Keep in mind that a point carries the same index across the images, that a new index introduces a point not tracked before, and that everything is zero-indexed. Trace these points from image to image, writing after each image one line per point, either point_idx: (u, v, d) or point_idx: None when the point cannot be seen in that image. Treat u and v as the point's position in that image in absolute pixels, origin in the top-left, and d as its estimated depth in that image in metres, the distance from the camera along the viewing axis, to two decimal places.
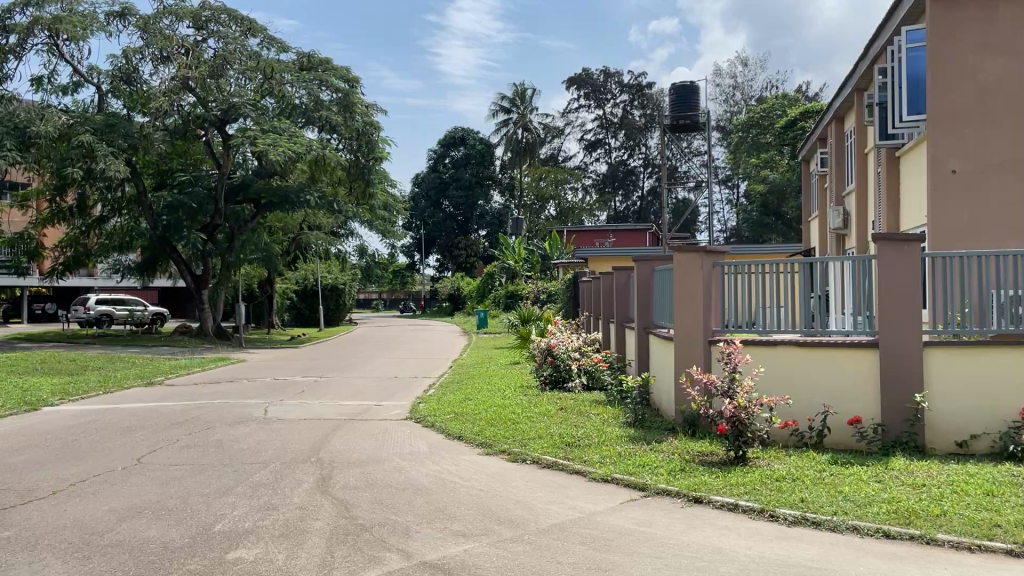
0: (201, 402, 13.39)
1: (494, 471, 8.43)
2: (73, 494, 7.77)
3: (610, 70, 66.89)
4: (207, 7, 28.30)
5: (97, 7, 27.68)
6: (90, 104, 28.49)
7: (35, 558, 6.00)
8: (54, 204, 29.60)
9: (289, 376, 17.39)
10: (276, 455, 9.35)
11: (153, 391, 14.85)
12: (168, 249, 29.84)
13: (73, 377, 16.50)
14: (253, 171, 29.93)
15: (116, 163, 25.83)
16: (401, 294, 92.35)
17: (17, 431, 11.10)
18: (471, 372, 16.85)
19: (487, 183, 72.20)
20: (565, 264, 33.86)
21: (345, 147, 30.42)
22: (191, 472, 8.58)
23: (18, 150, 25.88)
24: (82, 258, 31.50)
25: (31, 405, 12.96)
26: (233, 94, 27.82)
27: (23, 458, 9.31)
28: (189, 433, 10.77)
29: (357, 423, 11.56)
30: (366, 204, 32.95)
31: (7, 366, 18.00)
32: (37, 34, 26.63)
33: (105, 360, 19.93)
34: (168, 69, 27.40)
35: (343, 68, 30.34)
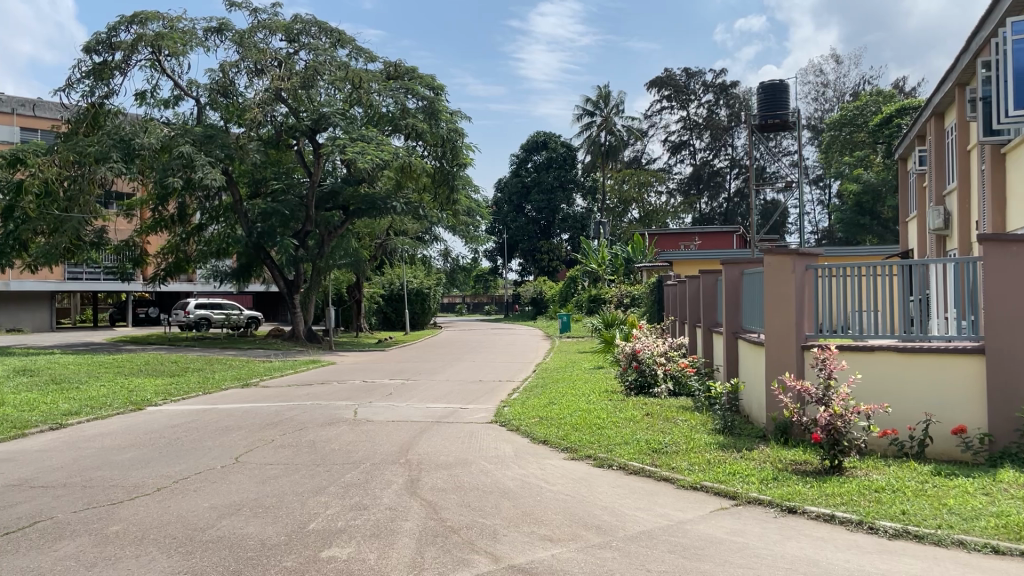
0: (294, 404, 13.79)
1: (581, 476, 8.40)
2: (175, 491, 8.11)
3: (692, 70, 66.06)
4: (299, 21, 29.19)
5: (196, 23, 28.86)
6: (190, 117, 29.82)
7: (141, 552, 6.28)
8: (158, 213, 31.05)
9: (377, 379, 17.72)
10: (367, 456, 9.55)
11: (249, 392, 15.41)
12: (262, 255, 30.59)
13: (175, 378, 17.25)
14: (342, 178, 30.50)
15: (213, 172, 26.76)
16: (485, 297, 93.28)
17: (126, 429, 11.68)
18: (555, 376, 16.85)
19: (570, 187, 72.05)
20: (650, 267, 33.52)
21: (431, 154, 30.75)
22: (286, 472, 8.84)
23: (125, 162, 27.24)
24: (183, 263, 33.02)
25: (138, 404, 13.63)
26: (323, 104, 28.52)
27: (130, 455, 9.77)
28: (283, 433, 11.12)
29: (444, 425, 11.72)
30: (451, 210, 33.29)
31: (115, 367, 19.05)
32: (141, 51, 28.00)
33: (204, 361, 20.79)
34: (262, 81, 28.42)
35: (429, 75, 30.91)
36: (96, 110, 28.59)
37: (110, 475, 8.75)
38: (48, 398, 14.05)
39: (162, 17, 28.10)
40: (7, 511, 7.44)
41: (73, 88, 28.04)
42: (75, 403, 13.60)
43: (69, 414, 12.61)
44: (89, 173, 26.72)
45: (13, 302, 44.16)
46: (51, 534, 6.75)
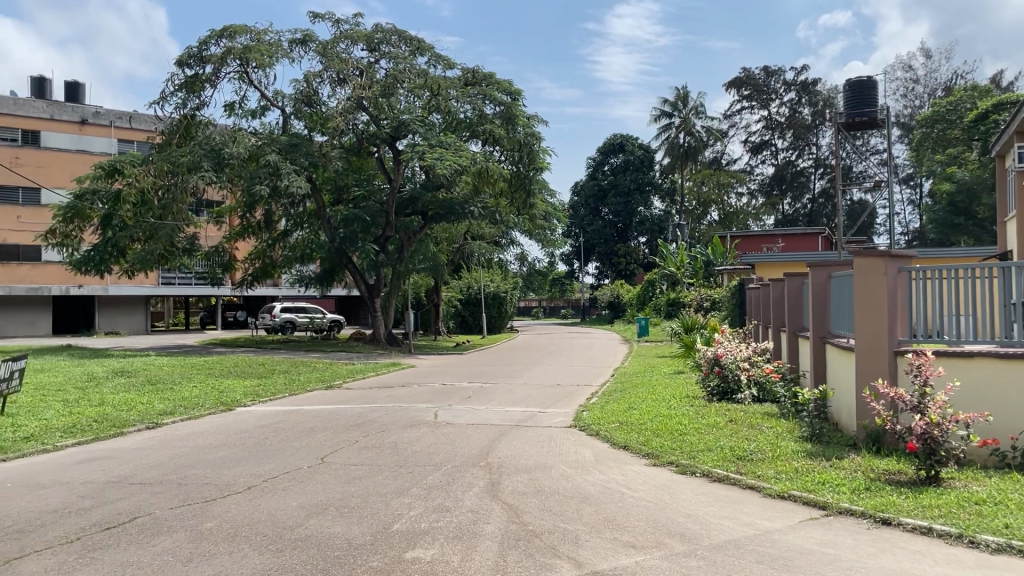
0: (376, 406, 14.02)
1: (663, 483, 8.29)
2: (265, 489, 8.35)
3: (772, 68, 64.65)
4: (380, 30, 29.77)
5: (282, 36, 29.73)
6: (276, 126, 30.74)
7: (235, 549, 6.48)
8: (246, 219, 32.05)
9: (456, 382, 17.87)
10: (448, 459, 9.64)
11: (332, 394, 15.76)
12: (344, 260, 31.27)
13: (262, 380, 17.76)
14: (421, 184, 30.80)
15: (298, 179, 27.45)
16: (562, 301, 93.19)
17: (217, 428, 12.10)
18: (634, 380, 16.68)
19: (648, 189, 71.39)
20: (731, 270, 32.90)
21: (508, 159, 30.87)
22: (370, 472, 9.00)
23: (215, 171, 28.22)
24: (269, 269, 34.10)
25: (227, 405, 14.10)
26: (403, 111, 28.95)
27: (221, 454, 10.11)
28: (366, 435, 11.31)
29: (524, 429, 11.73)
30: (527, 214, 33.35)
31: (206, 369, 19.77)
32: (230, 64, 29.02)
33: (289, 364, 21.36)
34: (344, 90, 29.08)
35: (506, 81, 31.04)
36: (188, 122, 29.78)
37: (204, 474, 9.06)
38: (144, 399, 14.66)
39: (249, 30, 29.04)
40: (109, 507, 7.79)
41: (167, 100, 29.25)
42: (169, 403, 14.16)
43: (164, 414, 13.12)
44: (182, 182, 27.87)
45: (111, 306, 46.32)
46: (148, 531, 7.03)
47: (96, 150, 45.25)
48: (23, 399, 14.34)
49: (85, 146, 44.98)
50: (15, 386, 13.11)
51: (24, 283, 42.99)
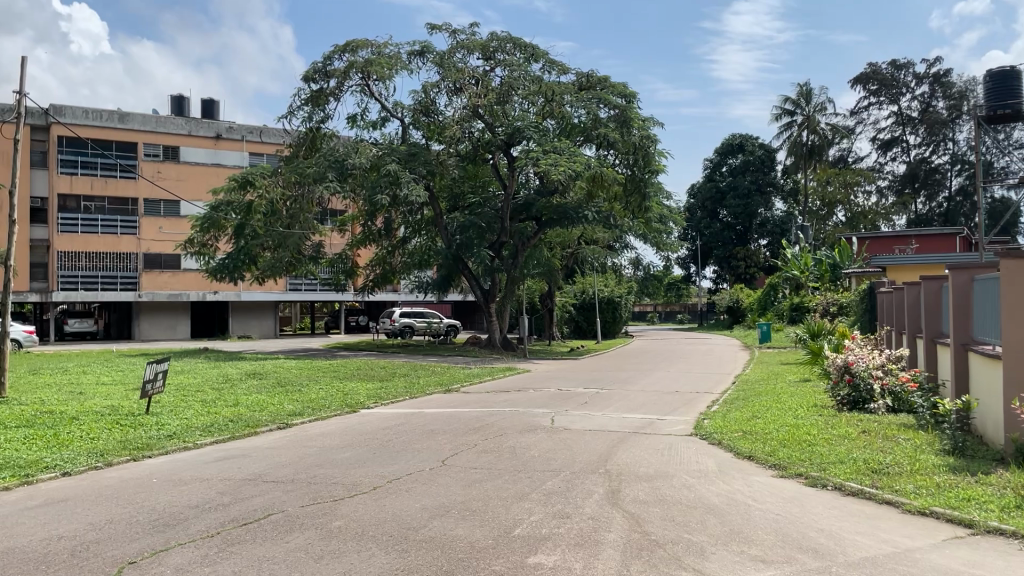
0: (495, 410, 14.16)
1: (791, 495, 7.99)
2: (390, 490, 8.57)
3: (901, 61, 61.60)
4: (495, 38, 30.17)
5: (401, 48, 30.53)
6: (395, 137, 31.63)
7: (362, 548, 6.68)
8: (367, 227, 32.98)
9: (572, 387, 17.82)
10: (567, 465, 9.61)
11: (451, 398, 16.03)
12: (460, 265, 31.77)
13: (384, 383, 18.27)
14: (535, 190, 30.90)
15: (417, 188, 28.11)
16: (678, 305, 91.67)
17: (342, 430, 12.50)
18: (756, 388, 16.15)
19: (769, 190, 69.28)
20: (860, 272, 31.43)
21: (622, 162, 30.59)
22: (490, 476, 9.09)
23: (339, 181, 29.32)
24: (389, 275, 35.06)
25: (352, 407, 14.57)
26: (517, 118, 29.10)
27: (347, 455, 10.43)
28: (485, 438, 11.45)
29: (643, 437, 11.57)
30: (642, 218, 32.94)
31: (331, 372, 20.51)
32: (352, 77, 30.10)
33: (410, 367, 21.90)
34: (460, 99, 29.71)
35: (621, 83, 30.78)
36: (314, 134, 31.13)
37: (332, 473, 9.38)
38: (274, 400, 15.33)
39: (370, 44, 29.97)
40: (244, 503, 8.18)
41: (294, 114, 30.58)
42: (298, 405, 14.77)
43: (292, 415, 13.68)
44: (308, 193, 29.19)
45: (243, 311, 48.83)
46: (281, 527, 7.33)
47: (230, 163, 47.83)
48: (166, 399, 15.26)
49: (221, 160, 47.64)
50: (159, 387, 13.97)
51: (165, 289, 45.90)
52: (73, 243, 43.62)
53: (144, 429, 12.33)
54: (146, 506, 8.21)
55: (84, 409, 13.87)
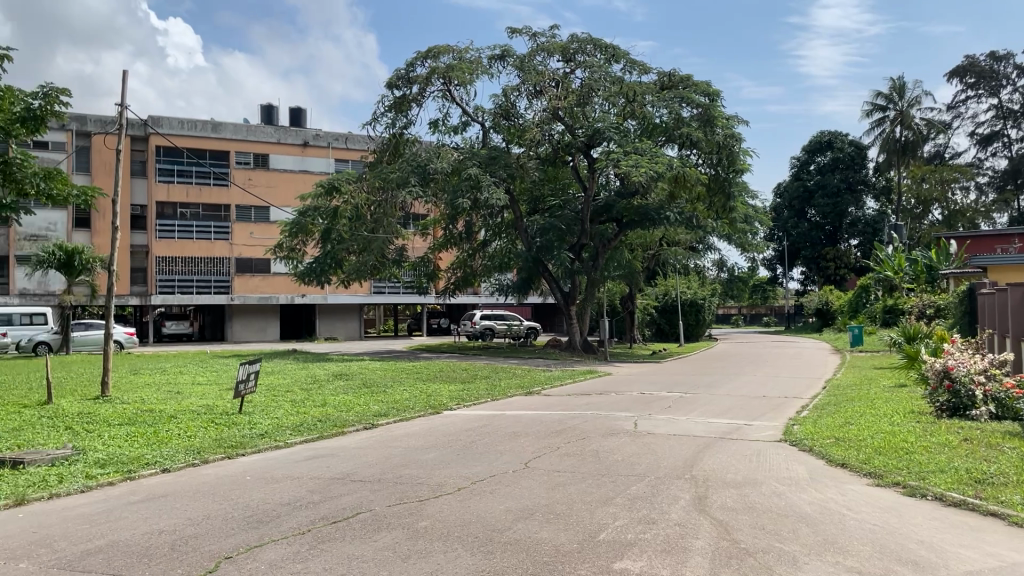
0: (577, 413, 14.11)
1: (888, 505, 7.68)
2: (474, 491, 8.62)
3: (1001, 52, 58.72)
4: (575, 40, 30.16)
5: (481, 53, 30.80)
6: (476, 141, 31.91)
7: (448, 549, 6.74)
8: (448, 231, 33.35)
9: (655, 391, 17.61)
10: (651, 469, 9.49)
11: (533, 400, 16.06)
12: (541, 267, 31.84)
13: (466, 385, 18.44)
14: (616, 191, 30.70)
15: (497, 191, 28.24)
16: (763, 308, 89.64)
17: (427, 430, 12.67)
18: (848, 394, 15.62)
19: (860, 188, 67.07)
20: (959, 273, 30.12)
21: (706, 162, 30.07)
22: (574, 479, 9.05)
23: (421, 185, 29.74)
24: (469, 278, 35.37)
25: (435, 408, 14.75)
26: (598, 119, 28.95)
27: (432, 456, 10.55)
28: (567, 441, 11.42)
29: (729, 442, 11.32)
30: (726, 219, 32.30)
31: (415, 373, 20.84)
32: (434, 83, 30.53)
33: (491, 369, 22.02)
34: (541, 102, 29.74)
35: (704, 82, 30.28)
36: (397, 140, 31.71)
37: (417, 474, 9.52)
38: (361, 401, 15.65)
39: (451, 50, 30.32)
40: (333, 502, 8.37)
41: (378, 121, 31.22)
42: (383, 405, 15.04)
43: (378, 415, 13.94)
44: (392, 198, 29.76)
45: (329, 313, 50.07)
46: (369, 526, 7.46)
47: (316, 170, 49.15)
48: (258, 399, 15.76)
49: (308, 167, 49.05)
50: (251, 387, 14.43)
51: (255, 293, 47.50)
52: (170, 249, 45.57)
53: (237, 428, 12.75)
54: (240, 503, 8.49)
55: (182, 408, 14.45)
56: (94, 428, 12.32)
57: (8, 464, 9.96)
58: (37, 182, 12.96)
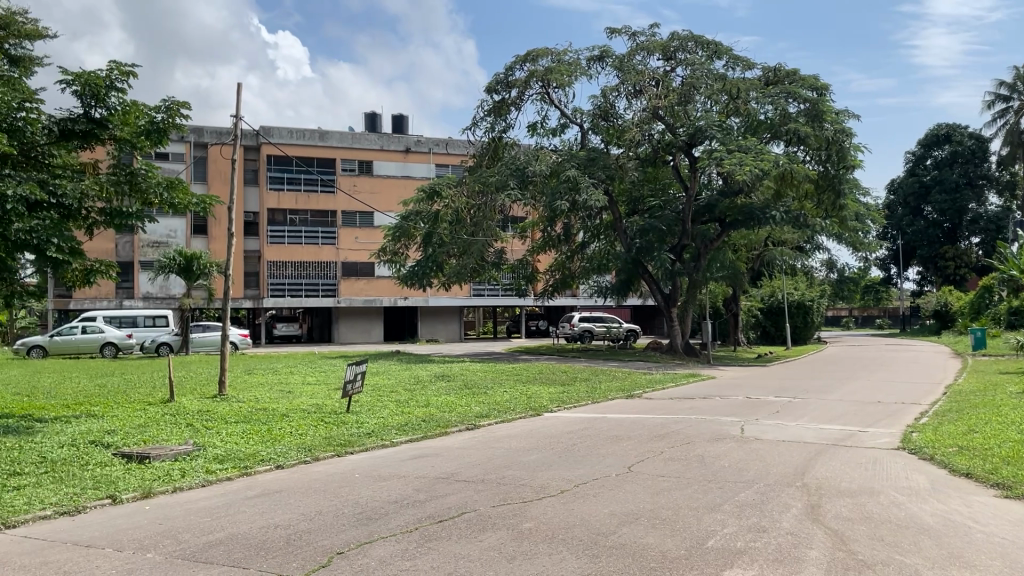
0: (681, 417, 13.87)
1: (1020, 518, 7.21)
2: (577, 494, 8.59)
3: None
4: (676, 37, 29.74)
5: (580, 54, 30.72)
6: (575, 143, 31.88)
7: (553, 551, 6.72)
8: (547, 233, 33.42)
9: (762, 395, 17.13)
10: (760, 476, 9.23)
11: (635, 404, 15.89)
12: (640, 269, 31.57)
13: (567, 387, 18.40)
14: (718, 190, 30.06)
15: (596, 192, 28.11)
16: (876, 310, 86.07)
17: (529, 432, 12.72)
18: (972, 400, 14.78)
19: (981, 183, 63.63)
20: None
21: (814, 159, 29.06)
22: (679, 485, 8.88)
23: (520, 188, 29.93)
24: (568, 280, 35.34)
25: (536, 410, 14.79)
26: (700, 117, 28.46)
27: (534, 458, 10.59)
28: (671, 446, 11.24)
29: (843, 449, 10.90)
30: (836, 218, 31.09)
31: (516, 375, 20.94)
32: (533, 86, 30.67)
33: (592, 372, 21.88)
34: (640, 102, 29.42)
35: (811, 76, 29.31)
36: (497, 144, 32.04)
37: (520, 475, 9.56)
38: (463, 402, 15.86)
39: (550, 52, 30.34)
40: (439, 501, 8.48)
41: (478, 126, 31.64)
42: (485, 406, 15.18)
43: (480, 416, 14.10)
44: (491, 201, 30.12)
45: (430, 315, 51.00)
46: (475, 526, 7.53)
47: (418, 175, 50.16)
48: (365, 399, 16.19)
49: (410, 172, 50.11)
50: (359, 387, 14.82)
51: (361, 296, 48.89)
52: (280, 254, 47.39)
53: (345, 426, 13.15)
54: (349, 500, 8.72)
55: (294, 407, 14.98)
56: (213, 425, 12.94)
57: (135, 459, 10.56)
58: (161, 191, 13.65)
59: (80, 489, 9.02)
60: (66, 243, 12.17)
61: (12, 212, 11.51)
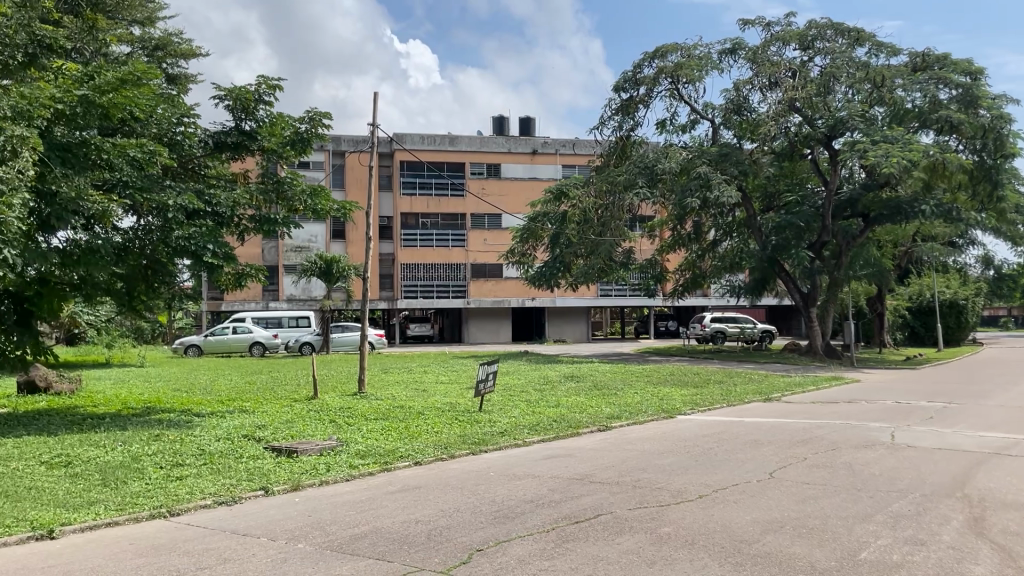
0: (823, 422, 13.28)
1: None
2: (716, 500, 8.37)
3: None
4: (813, 26, 28.58)
5: (711, 47, 30.02)
6: (705, 138, 31.17)
7: (695, 557, 6.57)
8: (677, 232, 32.77)
9: (913, 400, 16.14)
10: (915, 486, 8.69)
11: (774, 407, 15.32)
12: (776, 267, 30.75)
13: (700, 389, 17.96)
14: (861, 184, 28.64)
15: (729, 189, 27.33)
16: None
17: (663, 435, 12.50)
18: None
19: None
20: None
21: (967, 148, 27.22)
22: (825, 493, 8.49)
23: (649, 187, 29.56)
24: (699, 279, 34.57)
25: (669, 412, 14.53)
26: (841, 108, 27.23)
27: (670, 461, 10.40)
28: (815, 452, 10.76)
29: (1007, 459, 10.12)
30: (994, 210, 28.96)
31: (647, 377, 20.66)
32: (662, 82, 30.22)
33: (726, 374, 21.28)
34: (775, 94, 28.42)
35: (964, 60, 27.50)
36: (625, 143, 31.80)
37: (656, 478, 9.40)
38: (594, 403, 15.79)
39: (680, 47, 29.79)
40: (575, 502, 8.47)
41: (606, 124, 31.48)
42: (617, 408, 15.05)
43: (612, 417, 13.99)
44: (620, 200, 29.90)
45: (558, 316, 51.17)
46: (612, 528, 7.47)
47: (545, 176, 50.41)
48: (497, 399, 16.39)
49: (537, 174, 50.43)
50: (491, 386, 15.02)
51: (490, 296, 49.61)
52: (412, 256, 48.76)
53: (479, 425, 13.37)
54: (486, 497, 8.85)
55: (429, 405, 15.38)
56: (353, 421, 13.47)
57: (285, 453, 11.12)
58: (306, 199, 14.36)
59: (236, 480, 9.58)
60: (221, 249, 12.83)
61: (173, 220, 12.55)
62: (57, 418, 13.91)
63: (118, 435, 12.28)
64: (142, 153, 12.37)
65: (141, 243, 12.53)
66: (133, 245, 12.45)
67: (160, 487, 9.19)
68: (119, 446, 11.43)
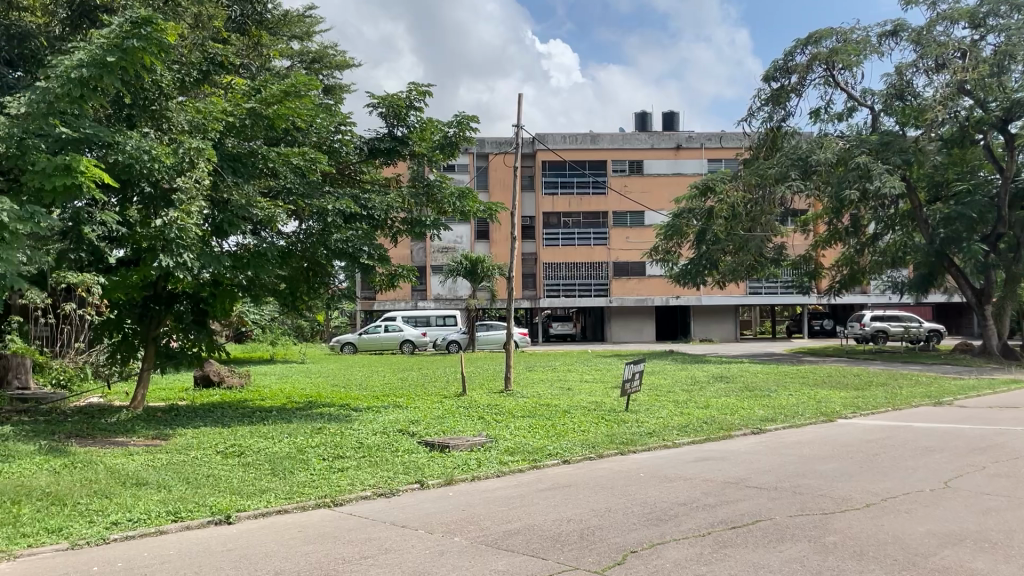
0: (1004, 428, 12.25)
1: None
2: (886, 509, 7.88)
3: None
4: (986, 2, 26.50)
5: (871, 31, 28.40)
6: (864, 127, 29.58)
7: (865, 569, 6.22)
8: (833, 226, 31.26)
9: None
10: None
11: (945, 412, 14.28)
12: (945, 262, 28.71)
13: (861, 392, 17.01)
14: None
15: (891, 179, 25.79)
16: None
17: (822, 439, 11.92)
18: None
19: None
20: None
21: None
22: (1010, 506, 7.82)
23: (803, 179, 28.34)
24: (857, 275, 32.81)
25: (828, 416, 13.84)
26: (1018, 89, 25.15)
27: (833, 467, 9.89)
28: (995, 460, 9.94)
29: None
30: None
31: (802, 377, 19.80)
32: (816, 69, 28.88)
33: (891, 375, 20.06)
34: (943, 76, 26.54)
35: None
36: (775, 134, 30.65)
37: (818, 485, 8.97)
38: (747, 404, 15.27)
39: (835, 32, 28.34)
40: (732, 506, 8.21)
41: (755, 116, 30.49)
42: (772, 410, 14.50)
43: (766, 420, 13.48)
44: (770, 193, 28.88)
45: (704, 314, 50.01)
46: (773, 535, 7.19)
47: (689, 172, 49.33)
48: (644, 398, 16.20)
49: (681, 169, 49.42)
50: (637, 386, 14.83)
51: (633, 295, 49.18)
52: (554, 255, 49.03)
53: (627, 424, 13.25)
54: (638, 499, 8.73)
55: (575, 403, 15.41)
56: (502, 418, 13.67)
57: (437, 448, 11.43)
58: (454, 201, 14.70)
59: (393, 473, 9.94)
60: (376, 251, 13.61)
61: (332, 224, 13.15)
62: (230, 410, 14.93)
63: (284, 427, 13.05)
64: (303, 161, 12.84)
65: (303, 246, 13.19)
66: (296, 249, 13.13)
67: (323, 477, 9.67)
68: (285, 437, 12.14)
